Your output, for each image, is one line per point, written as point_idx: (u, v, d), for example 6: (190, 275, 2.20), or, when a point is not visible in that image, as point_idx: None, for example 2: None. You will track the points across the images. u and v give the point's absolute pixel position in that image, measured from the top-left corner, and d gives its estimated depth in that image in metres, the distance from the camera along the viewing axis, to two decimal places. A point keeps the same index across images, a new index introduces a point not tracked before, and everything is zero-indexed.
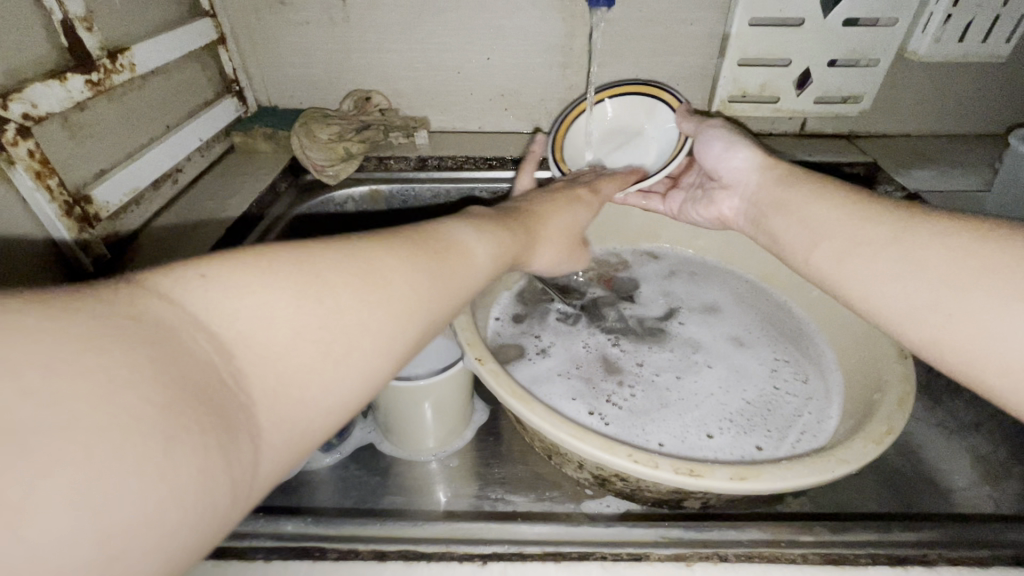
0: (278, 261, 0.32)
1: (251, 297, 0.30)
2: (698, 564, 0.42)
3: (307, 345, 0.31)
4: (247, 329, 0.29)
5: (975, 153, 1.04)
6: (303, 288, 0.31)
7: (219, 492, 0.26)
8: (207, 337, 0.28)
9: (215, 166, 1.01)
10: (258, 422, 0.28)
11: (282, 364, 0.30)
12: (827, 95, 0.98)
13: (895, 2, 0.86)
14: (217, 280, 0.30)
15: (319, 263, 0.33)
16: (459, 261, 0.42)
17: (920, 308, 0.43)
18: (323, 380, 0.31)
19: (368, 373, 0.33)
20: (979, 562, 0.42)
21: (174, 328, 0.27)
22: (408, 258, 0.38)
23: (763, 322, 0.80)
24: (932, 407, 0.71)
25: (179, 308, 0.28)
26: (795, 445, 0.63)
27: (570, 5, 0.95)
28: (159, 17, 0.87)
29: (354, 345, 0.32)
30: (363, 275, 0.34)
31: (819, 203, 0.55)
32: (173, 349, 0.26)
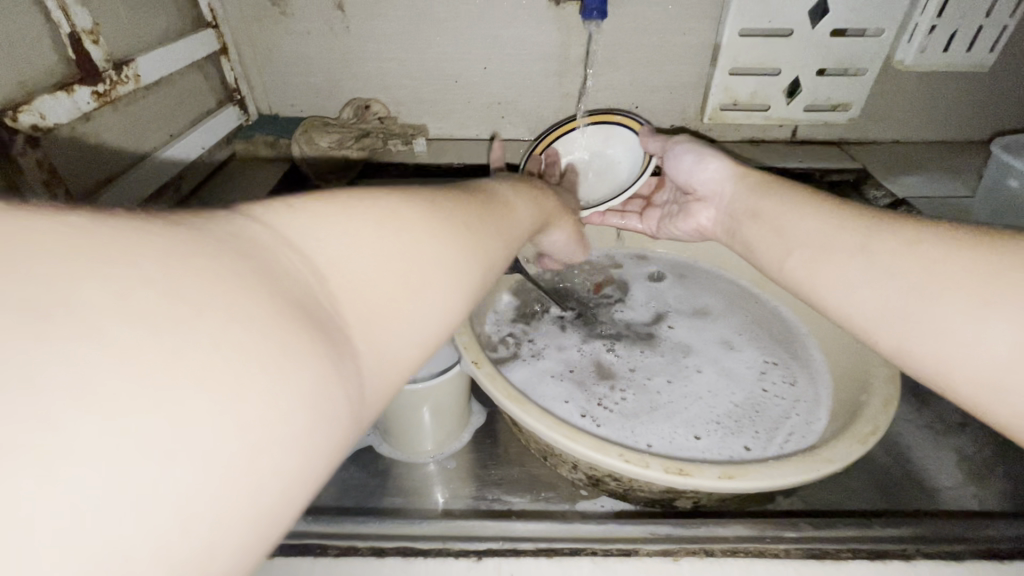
0: (356, 197, 0.30)
1: (336, 224, 0.28)
2: (685, 559, 0.44)
3: (399, 271, 0.29)
4: (338, 253, 0.27)
5: (962, 160, 1.06)
6: (383, 218, 0.30)
7: (336, 414, 0.23)
8: (302, 259, 0.25)
9: (220, 172, 1.02)
10: (360, 347, 0.26)
11: (376, 289, 0.27)
12: (817, 103, 1.00)
13: (882, 13, 0.88)
14: (297, 207, 0.27)
15: (395, 201, 0.31)
16: (504, 219, 0.42)
17: (889, 310, 0.44)
18: (417, 310, 0.29)
19: (450, 311, 0.32)
20: (954, 557, 0.44)
21: (268, 249, 0.24)
22: (465, 208, 0.37)
23: (752, 326, 0.81)
24: (919, 408, 0.72)
25: (268, 229, 0.25)
26: (783, 445, 0.64)
27: (565, 15, 0.97)
28: (163, 28, 0.89)
29: (438, 278, 0.31)
30: (434, 215, 0.33)
31: (794, 210, 0.57)
32: (266, 265, 0.23)
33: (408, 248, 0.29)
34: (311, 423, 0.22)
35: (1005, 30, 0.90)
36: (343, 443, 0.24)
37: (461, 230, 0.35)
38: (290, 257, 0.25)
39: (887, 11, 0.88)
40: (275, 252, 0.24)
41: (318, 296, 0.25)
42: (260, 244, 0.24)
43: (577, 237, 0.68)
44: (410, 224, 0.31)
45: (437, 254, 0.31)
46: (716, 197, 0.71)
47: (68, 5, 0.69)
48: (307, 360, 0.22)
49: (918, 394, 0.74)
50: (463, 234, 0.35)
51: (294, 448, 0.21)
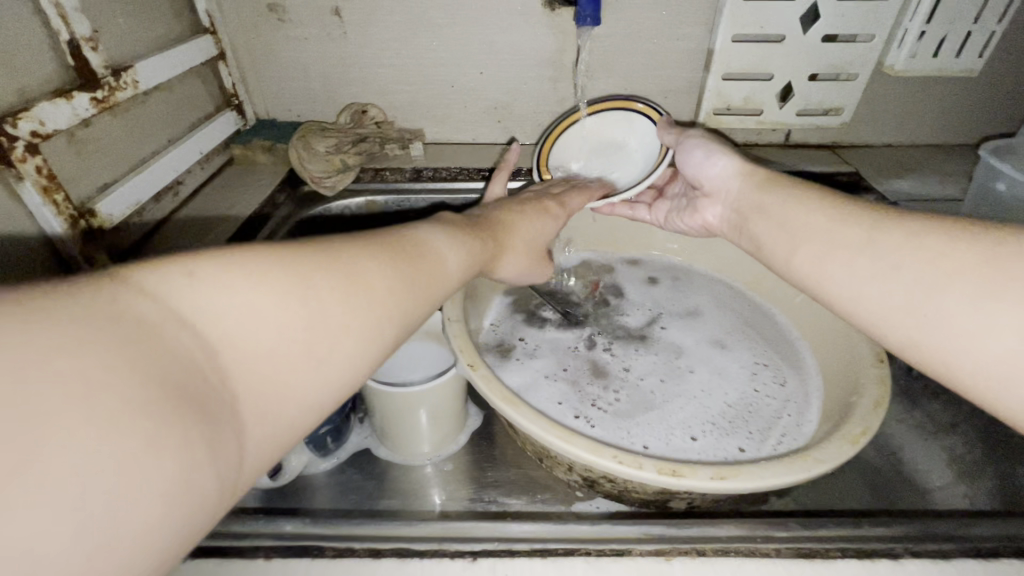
0: (259, 262, 0.33)
1: (233, 297, 0.31)
2: (678, 559, 0.45)
3: (293, 341, 0.33)
4: (228, 329, 0.31)
5: (953, 163, 1.07)
6: (285, 291, 0.33)
7: (200, 483, 0.27)
8: (188, 336, 0.29)
9: (214, 178, 1.03)
10: (237, 417, 0.30)
11: (265, 359, 0.32)
12: (809, 107, 1.02)
13: (872, 19, 0.90)
14: (200, 278, 0.31)
15: (302, 267, 0.35)
16: (433, 269, 0.45)
17: (897, 308, 0.45)
18: (306, 374, 0.33)
19: (347, 370, 0.36)
20: (942, 555, 0.45)
21: (158, 326, 0.28)
22: (385, 262, 0.40)
23: (744, 327, 0.82)
24: (910, 409, 0.73)
25: (162, 306, 0.29)
26: (776, 446, 0.65)
27: (561, 21, 0.98)
28: (161, 35, 0.89)
29: (330, 347, 0.35)
30: (343, 280, 0.37)
31: (798, 207, 0.58)
32: (148, 347, 0.27)
33: (303, 319, 0.33)
34: (176, 494, 0.26)
35: (993, 36, 0.91)
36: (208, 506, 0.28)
37: (374, 291, 0.38)
38: (178, 336, 0.29)
39: (876, 17, 0.89)
40: (163, 332, 0.28)
41: (200, 374, 0.29)
42: (152, 323, 0.28)
43: (529, 264, 0.69)
44: (310, 295, 0.34)
45: (336, 322, 0.35)
46: (722, 194, 0.71)
47: (67, 12, 0.70)
48: (173, 439, 0.26)
49: (909, 396, 0.75)
50: (375, 294, 0.38)
51: (152, 516, 0.25)
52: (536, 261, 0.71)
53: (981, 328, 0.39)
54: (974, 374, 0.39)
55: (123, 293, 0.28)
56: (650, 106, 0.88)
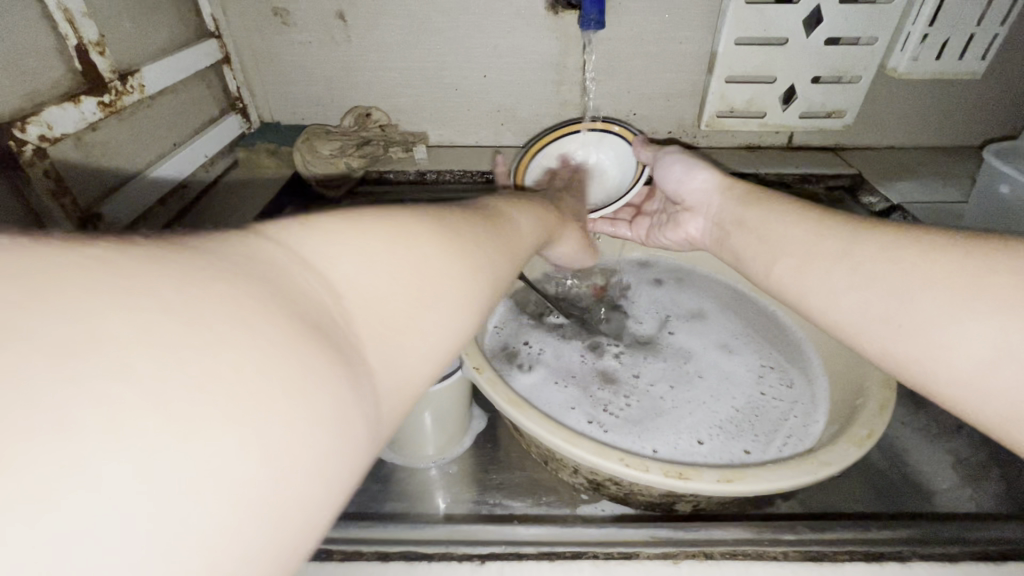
0: (365, 217, 0.31)
1: (351, 245, 0.29)
2: (684, 562, 0.45)
3: (410, 290, 0.30)
4: (356, 274, 0.28)
5: (955, 165, 1.07)
6: (401, 240, 0.31)
7: (346, 434, 0.23)
8: (321, 281, 0.26)
9: (219, 182, 1.04)
10: (376, 370, 0.27)
11: (389, 307, 0.28)
12: (812, 110, 1.02)
13: (875, 22, 0.90)
14: (320, 230, 0.29)
15: (405, 221, 0.33)
16: (513, 238, 0.44)
17: (873, 319, 0.45)
18: (427, 327, 0.30)
19: (464, 325, 0.33)
20: (949, 558, 0.45)
21: (285, 269, 0.25)
22: (472, 226, 0.39)
23: (749, 330, 0.82)
24: (915, 411, 0.73)
25: (291, 253, 0.26)
26: (782, 448, 0.65)
27: (564, 25, 0.98)
28: (167, 39, 0.90)
29: (450, 298, 0.32)
30: (447, 234, 0.35)
31: (778, 220, 0.58)
32: (287, 288, 0.24)
33: (424, 267, 0.31)
34: (330, 446, 0.22)
35: (996, 38, 0.92)
36: (359, 468, 0.24)
37: (475, 249, 0.36)
38: (311, 281, 0.26)
39: (879, 20, 0.90)
40: (297, 276, 0.25)
41: (338, 318, 0.26)
42: (283, 267, 0.25)
43: (581, 246, 0.70)
44: (424, 245, 0.32)
45: (452, 274, 0.33)
46: (701, 209, 0.73)
47: (74, 16, 0.70)
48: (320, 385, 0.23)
49: (914, 399, 0.75)
50: (476, 252, 0.36)
51: (310, 473, 0.21)
52: (586, 243, 0.72)
53: (956, 337, 0.39)
54: (949, 386, 0.39)
55: (248, 244, 0.25)
56: (627, 128, 0.90)
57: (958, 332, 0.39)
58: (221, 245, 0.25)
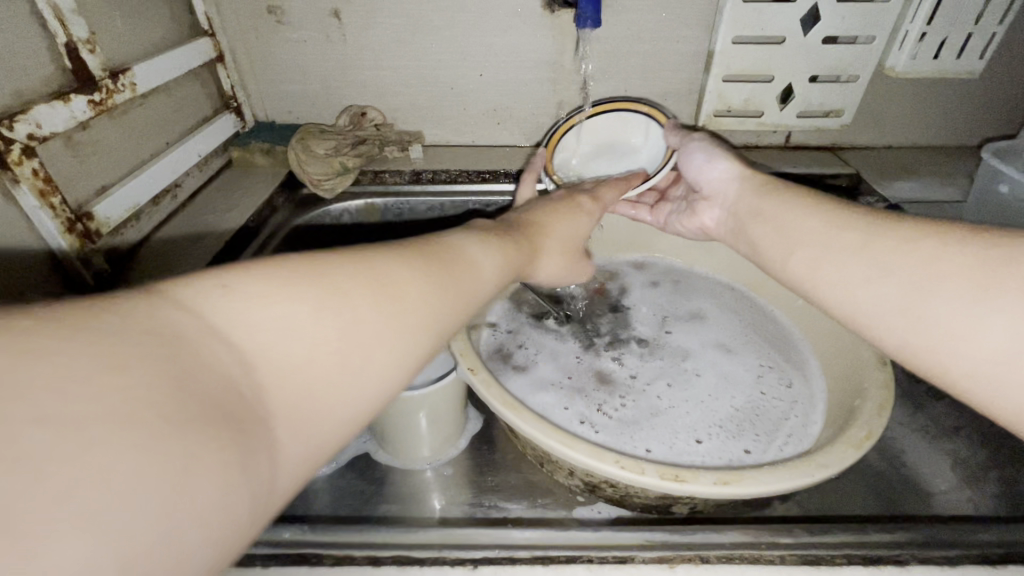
0: (293, 274, 0.33)
1: (270, 306, 0.31)
2: (681, 566, 0.44)
3: (329, 351, 0.32)
4: (265, 338, 0.30)
5: (954, 164, 1.07)
6: (320, 298, 0.33)
7: (242, 498, 0.25)
8: (227, 348, 0.28)
9: (213, 181, 1.03)
10: (279, 434, 0.28)
11: (304, 369, 0.30)
12: (809, 109, 1.01)
13: (872, 21, 0.89)
14: (238, 293, 0.30)
15: (336, 277, 0.34)
16: (467, 274, 0.44)
17: (892, 313, 0.45)
18: (344, 387, 0.32)
19: (386, 379, 0.34)
20: (947, 561, 0.45)
21: (194, 336, 0.27)
22: (421, 269, 0.40)
23: (748, 329, 0.82)
24: (913, 412, 0.72)
25: (202, 318, 0.28)
26: (781, 449, 0.65)
27: (560, 23, 0.98)
28: (159, 38, 0.89)
29: (371, 354, 0.34)
30: (377, 286, 0.36)
31: (796, 212, 0.57)
32: (190, 361, 0.26)
33: (342, 327, 0.33)
34: (217, 512, 0.24)
35: (993, 37, 0.91)
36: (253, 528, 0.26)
37: (410, 295, 0.37)
38: (213, 348, 0.27)
39: (876, 19, 0.89)
40: (206, 344, 0.27)
41: (243, 385, 0.28)
42: (192, 336, 0.27)
43: (566, 266, 0.67)
44: (343, 302, 0.33)
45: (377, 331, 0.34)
46: (719, 196, 0.71)
47: (64, 14, 0.69)
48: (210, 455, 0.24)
49: (912, 399, 0.74)
50: (412, 300, 0.37)
51: (201, 536, 0.23)
52: (572, 260, 0.69)
53: (974, 332, 0.38)
54: (967, 378, 0.39)
55: (159, 309, 0.27)
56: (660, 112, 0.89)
57: (978, 331, 0.38)
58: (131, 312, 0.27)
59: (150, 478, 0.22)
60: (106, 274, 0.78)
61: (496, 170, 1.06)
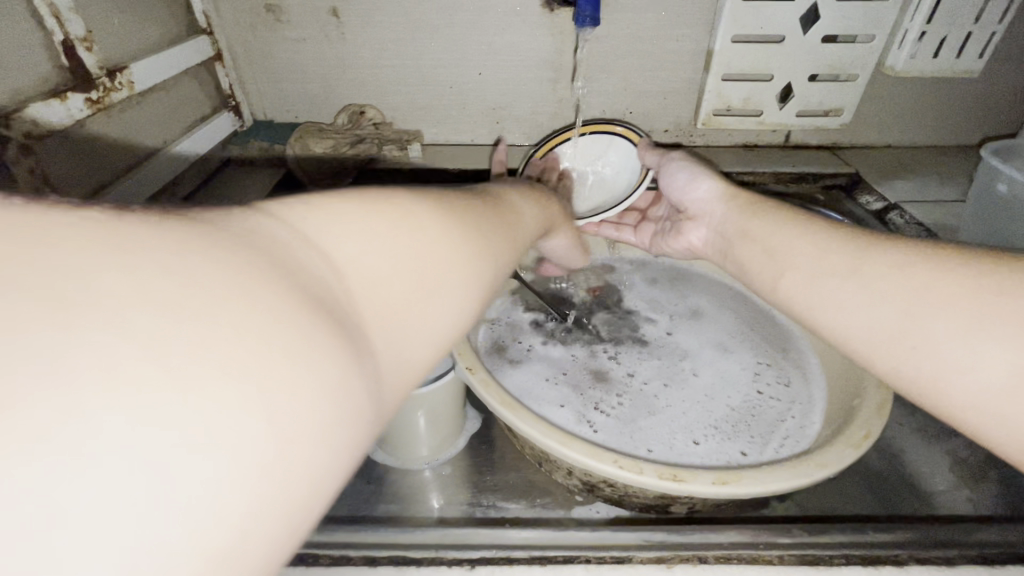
0: (370, 196, 0.30)
1: (355, 222, 0.28)
2: (678, 566, 0.44)
3: (413, 268, 0.29)
4: (354, 254, 0.27)
5: (953, 164, 1.07)
6: (399, 219, 0.30)
7: (351, 405, 0.23)
8: (321, 257, 0.25)
9: (211, 180, 1.02)
10: (375, 346, 0.26)
11: (391, 286, 0.28)
12: (809, 108, 1.01)
13: (872, 20, 0.89)
14: (324, 209, 0.28)
15: (410, 201, 0.32)
16: (511, 223, 0.43)
17: (887, 336, 0.44)
18: (432, 307, 0.30)
19: (464, 308, 0.32)
20: (946, 561, 0.44)
21: (286, 241, 0.25)
22: (476, 213, 0.38)
23: (747, 329, 0.82)
24: (913, 412, 0.72)
25: (288, 225, 0.26)
26: (778, 450, 0.65)
27: (559, 22, 0.98)
28: (156, 35, 0.89)
29: (451, 277, 0.31)
30: (446, 215, 0.34)
31: (783, 233, 0.57)
32: (289, 265, 0.24)
33: (422, 247, 0.30)
34: (328, 421, 0.22)
35: (994, 36, 0.91)
36: (360, 448, 0.24)
37: (473, 231, 0.35)
38: (309, 257, 0.25)
39: (876, 18, 0.89)
40: (295, 248, 0.25)
41: (336, 290, 0.25)
42: (288, 243, 0.25)
43: (574, 248, 0.70)
44: (422, 224, 0.31)
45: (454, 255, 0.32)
46: (705, 215, 0.72)
47: (60, 12, 0.69)
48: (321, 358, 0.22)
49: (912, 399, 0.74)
50: (476, 235, 0.35)
51: (318, 436, 0.21)
52: (579, 245, 0.72)
53: (970, 358, 0.38)
54: (962, 403, 0.38)
55: (250, 218, 0.25)
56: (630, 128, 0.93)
57: (970, 348, 0.38)
58: (226, 221, 0.24)
59: (262, 381, 0.20)
60: None
61: (497, 169, 1.05)
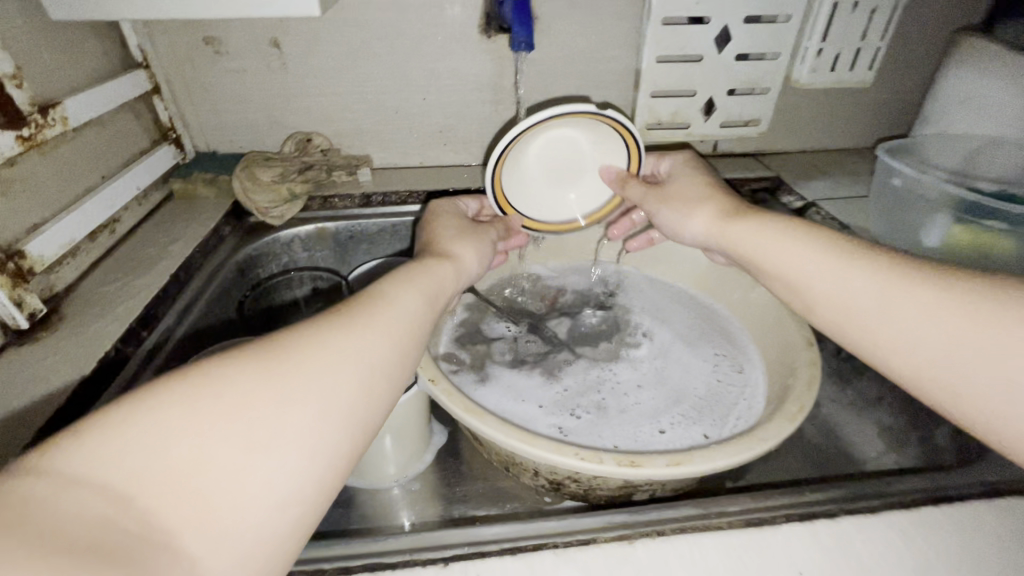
0: (153, 392, 0.34)
1: (137, 430, 0.32)
2: (640, 541, 0.47)
3: (215, 455, 0.33)
4: (138, 460, 0.31)
5: (859, 163, 1.19)
6: (189, 408, 0.34)
7: None
8: (95, 493, 0.29)
9: (153, 215, 1.01)
10: (186, 548, 0.30)
11: (191, 484, 0.32)
12: (730, 120, 1.10)
13: (776, 39, 1.00)
14: (122, 420, 0.32)
15: (215, 381, 0.36)
16: (377, 310, 0.48)
17: (927, 379, 0.46)
18: (248, 483, 0.34)
19: (315, 465, 0.37)
20: (873, 510, 0.50)
21: (51, 495, 0.28)
22: (319, 341, 0.42)
23: (696, 320, 0.88)
24: (843, 387, 0.79)
25: (54, 477, 0.29)
26: (733, 428, 0.69)
27: (497, 47, 1.03)
28: (89, 71, 0.87)
29: (274, 442, 0.36)
30: (274, 374, 0.38)
31: (776, 243, 0.60)
32: (50, 513, 0.27)
33: (228, 432, 0.34)
34: None
35: (879, 51, 1.04)
36: None
37: (308, 371, 0.40)
38: (87, 496, 0.29)
39: (779, 37, 0.99)
40: (62, 497, 0.28)
41: (124, 521, 0.29)
42: (76, 482, 0.29)
43: (464, 237, 0.71)
44: (233, 404, 0.35)
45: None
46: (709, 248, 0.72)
47: None
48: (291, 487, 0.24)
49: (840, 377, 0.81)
50: (310, 372, 0.40)
51: None
52: (472, 236, 0.72)
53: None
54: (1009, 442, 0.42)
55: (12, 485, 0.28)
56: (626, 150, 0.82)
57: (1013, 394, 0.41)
58: None
59: None
60: (40, 314, 0.75)
61: (444, 191, 1.09)
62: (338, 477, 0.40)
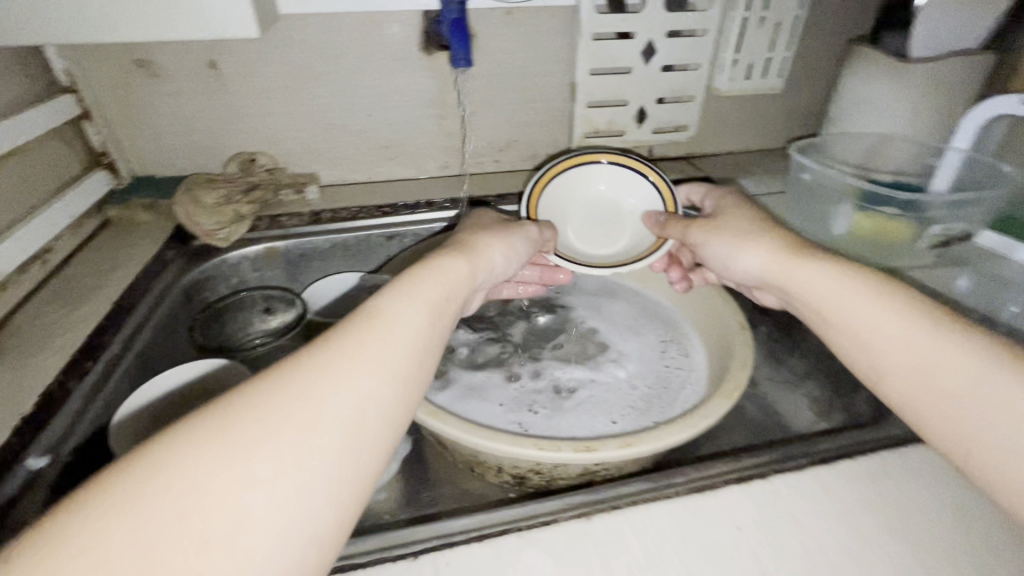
0: (87, 501, 0.32)
1: (73, 554, 0.30)
2: (597, 517, 0.51)
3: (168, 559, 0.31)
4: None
5: (781, 162, 1.29)
6: (128, 513, 0.32)
7: None
8: None
9: (89, 243, 0.97)
10: None
11: None
12: (662, 126, 1.18)
13: (697, 51, 1.08)
14: (55, 546, 0.30)
15: (158, 472, 0.34)
16: (368, 335, 0.46)
17: (989, 465, 0.47)
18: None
19: (285, 546, 0.35)
20: (799, 468, 0.56)
21: None
22: (281, 395, 0.39)
23: (642, 313, 0.93)
24: (777, 366, 0.86)
25: None
26: (679, 410, 0.75)
27: (439, 64, 1.06)
28: (11, 99, 0.84)
29: (236, 527, 0.34)
30: (229, 448, 0.36)
31: (844, 293, 0.58)
32: None
33: (180, 529, 0.32)
34: None
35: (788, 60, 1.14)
36: None
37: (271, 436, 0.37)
38: None
39: (700, 49, 1.08)
40: None
41: None
42: None
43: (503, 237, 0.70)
44: (180, 497, 0.33)
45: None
46: (761, 283, 0.70)
47: None
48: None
49: (774, 358, 0.88)
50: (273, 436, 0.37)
51: None
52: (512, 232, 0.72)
53: None
54: None
55: None
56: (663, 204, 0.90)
57: None
58: None
59: None
60: None
61: (395, 205, 1.11)
62: (327, 540, 0.38)
